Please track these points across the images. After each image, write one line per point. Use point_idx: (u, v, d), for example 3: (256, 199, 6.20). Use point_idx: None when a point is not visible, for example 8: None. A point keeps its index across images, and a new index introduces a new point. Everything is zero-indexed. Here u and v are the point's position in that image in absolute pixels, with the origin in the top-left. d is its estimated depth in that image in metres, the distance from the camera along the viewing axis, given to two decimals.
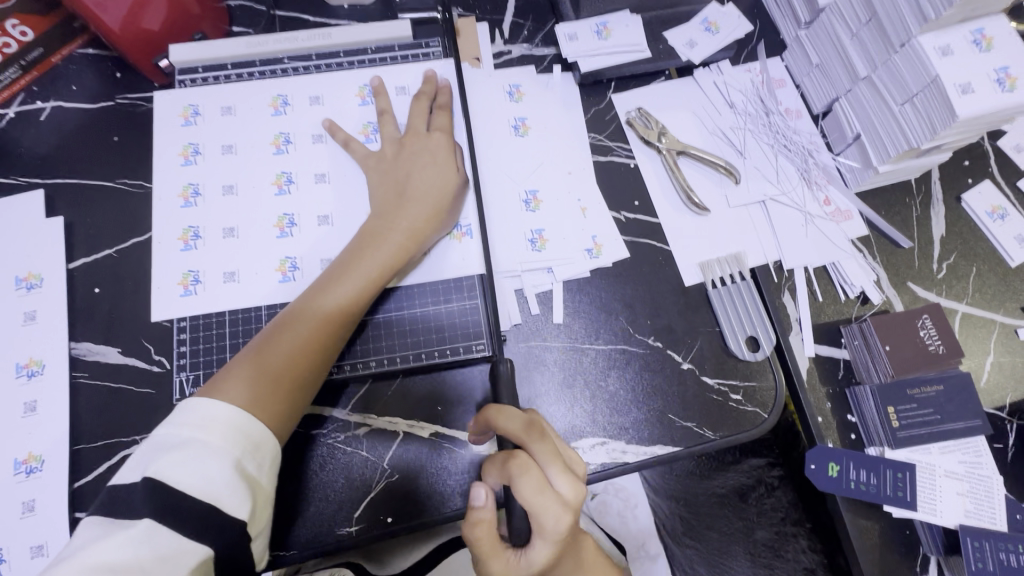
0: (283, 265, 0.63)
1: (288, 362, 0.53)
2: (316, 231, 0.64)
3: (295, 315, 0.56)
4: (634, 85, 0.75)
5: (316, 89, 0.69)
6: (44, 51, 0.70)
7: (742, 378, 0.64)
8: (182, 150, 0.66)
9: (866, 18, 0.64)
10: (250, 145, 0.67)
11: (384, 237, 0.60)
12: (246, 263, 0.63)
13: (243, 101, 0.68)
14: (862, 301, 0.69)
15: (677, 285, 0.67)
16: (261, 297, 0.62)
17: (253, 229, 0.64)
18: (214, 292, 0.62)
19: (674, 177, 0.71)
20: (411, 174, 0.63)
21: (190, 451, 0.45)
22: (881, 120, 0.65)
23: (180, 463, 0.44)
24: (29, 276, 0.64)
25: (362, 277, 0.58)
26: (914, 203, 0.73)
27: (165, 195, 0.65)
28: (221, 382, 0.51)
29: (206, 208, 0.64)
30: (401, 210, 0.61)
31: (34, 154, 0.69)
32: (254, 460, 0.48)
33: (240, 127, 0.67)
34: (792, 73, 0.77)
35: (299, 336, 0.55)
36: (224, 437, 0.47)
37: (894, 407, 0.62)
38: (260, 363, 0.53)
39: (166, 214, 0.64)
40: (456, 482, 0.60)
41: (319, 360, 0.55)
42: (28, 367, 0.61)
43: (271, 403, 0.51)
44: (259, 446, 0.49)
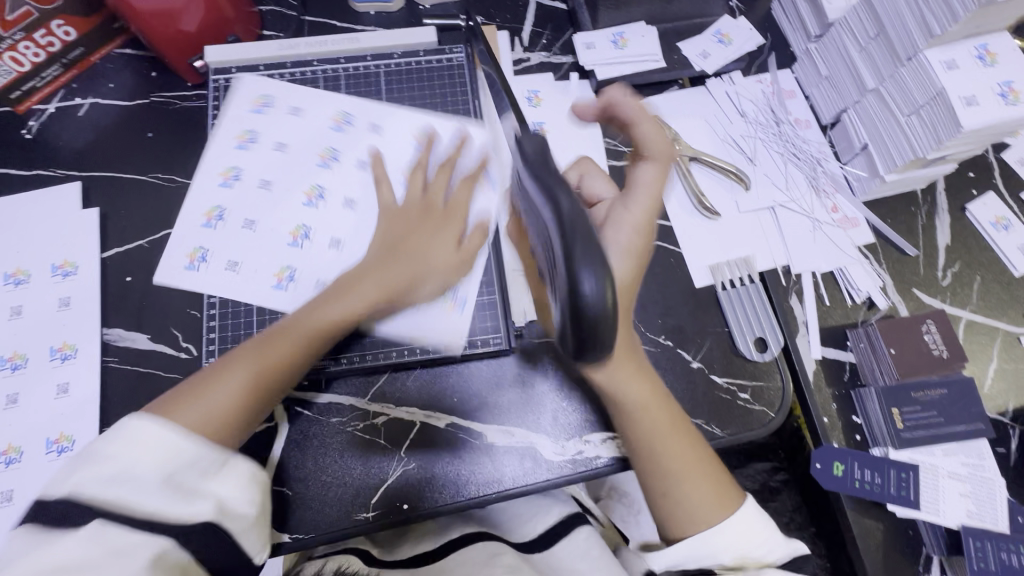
0: (281, 272, 0.64)
1: (241, 390, 0.51)
2: (319, 249, 0.65)
3: (273, 335, 0.54)
4: (649, 93, 0.78)
5: (369, 119, 0.71)
6: (84, 49, 0.73)
7: (751, 378, 0.66)
8: (236, 136, 0.69)
9: (874, 32, 0.66)
10: (303, 143, 0.69)
11: (358, 284, 0.56)
12: (252, 257, 0.65)
13: (313, 106, 0.71)
14: (868, 306, 0.70)
15: (688, 286, 0.70)
16: (265, 303, 0.63)
17: (269, 228, 0.65)
18: (214, 275, 0.64)
19: (686, 182, 0.73)
20: (409, 237, 0.60)
21: (116, 469, 0.41)
22: (888, 131, 0.68)
23: (115, 480, 0.41)
24: (65, 264, 0.66)
25: (330, 317, 0.55)
26: (919, 212, 0.75)
27: (206, 173, 0.67)
28: (221, 371, 0.52)
29: (238, 193, 0.67)
30: (387, 263, 0.58)
31: (72, 147, 0.72)
32: (195, 471, 0.43)
33: (294, 129, 0.70)
34: (802, 84, 0.79)
35: (261, 365, 0.53)
36: (150, 456, 0.42)
37: (898, 408, 0.64)
38: (226, 379, 0.51)
39: (203, 190, 0.67)
40: (469, 471, 0.62)
41: (269, 395, 0.53)
42: (62, 351, 0.63)
43: (213, 426, 0.49)
44: (198, 461, 0.44)
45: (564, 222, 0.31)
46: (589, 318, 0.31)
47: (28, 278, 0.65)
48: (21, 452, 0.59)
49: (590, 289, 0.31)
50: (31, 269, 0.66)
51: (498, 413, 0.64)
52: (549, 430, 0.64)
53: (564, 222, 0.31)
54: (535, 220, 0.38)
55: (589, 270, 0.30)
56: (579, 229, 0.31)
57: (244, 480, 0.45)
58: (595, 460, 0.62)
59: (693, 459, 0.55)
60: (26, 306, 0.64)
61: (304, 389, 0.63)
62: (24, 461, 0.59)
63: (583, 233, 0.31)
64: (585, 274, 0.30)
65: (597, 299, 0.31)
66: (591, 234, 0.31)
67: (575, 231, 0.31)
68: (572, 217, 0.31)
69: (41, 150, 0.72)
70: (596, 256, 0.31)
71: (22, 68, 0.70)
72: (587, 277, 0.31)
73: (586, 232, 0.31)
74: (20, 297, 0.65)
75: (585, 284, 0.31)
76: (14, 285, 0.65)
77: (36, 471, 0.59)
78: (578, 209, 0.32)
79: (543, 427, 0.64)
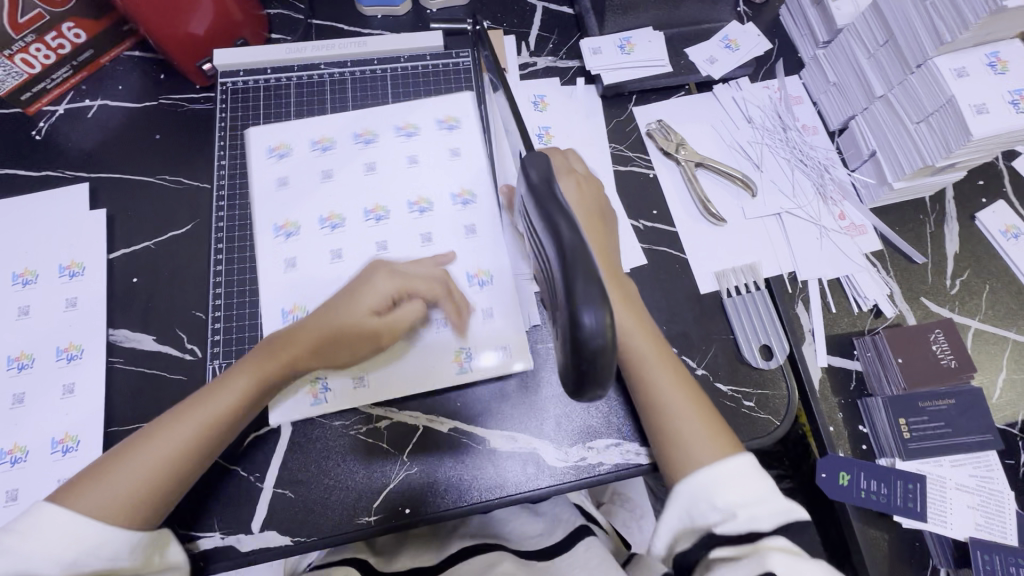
0: (287, 222, 0.67)
1: (152, 466, 0.52)
2: (320, 235, 0.66)
3: (184, 409, 0.55)
4: (655, 98, 0.78)
5: (472, 218, 0.68)
6: (94, 52, 0.74)
7: (755, 385, 0.65)
8: (363, 128, 0.71)
9: (883, 39, 0.66)
10: (454, 171, 0.70)
11: (269, 354, 0.57)
12: (288, 202, 0.67)
13: (470, 163, 0.70)
14: (875, 314, 0.70)
15: (692, 293, 0.69)
16: (256, 240, 0.66)
17: (308, 189, 0.68)
18: (261, 168, 0.69)
19: (692, 188, 0.73)
20: (337, 295, 0.59)
21: (15, 563, 0.47)
22: (896, 138, 0.67)
23: (15, 571, 0.47)
24: (71, 264, 0.67)
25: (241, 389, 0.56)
26: (928, 219, 0.74)
27: (323, 124, 0.71)
28: (228, 373, 0.57)
29: (303, 157, 0.69)
30: (306, 328, 0.57)
31: (81, 148, 0.73)
32: (101, 554, 0.49)
33: (465, 172, 0.70)
34: (810, 90, 0.79)
35: (173, 441, 0.53)
36: (46, 548, 0.48)
37: (906, 418, 0.63)
38: (140, 454, 0.52)
39: (308, 128, 0.70)
40: (472, 476, 0.62)
41: (183, 467, 0.53)
42: (67, 351, 0.64)
43: (122, 507, 0.50)
44: (103, 546, 0.49)
45: (565, 252, 0.30)
46: (590, 352, 0.29)
47: (36, 278, 0.66)
48: (27, 451, 0.60)
49: (591, 322, 0.29)
50: (38, 270, 0.66)
51: (502, 418, 0.64)
52: (552, 436, 0.63)
53: (565, 253, 0.30)
54: (536, 245, 0.37)
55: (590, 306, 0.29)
56: (580, 261, 0.29)
57: (135, 552, 0.51)
58: (598, 466, 0.62)
59: (699, 432, 0.55)
60: (33, 307, 0.65)
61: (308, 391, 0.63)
62: (30, 461, 0.59)
63: (584, 267, 0.29)
64: (586, 309, 0.29)
65: (597, 334, 0.29)
66: (591, 266, 0.29)
67: (578, 262, 0.29)
68: (573, 249, 0.30)
69: (50, 152, 0.72)
70: (598, 290, 0.29)
71: (33, 70, 0.70)
72: (587, 312, 0.29)
73: (586, 265, 0.29)
74: (28, 297, 0.65)
75: (586, 319, 0.29)
76: (22, 286, 0.65)
77: (40, 472, 0.59)
78: (579, 238, 0.30)
79: (546, 433, 0.63)
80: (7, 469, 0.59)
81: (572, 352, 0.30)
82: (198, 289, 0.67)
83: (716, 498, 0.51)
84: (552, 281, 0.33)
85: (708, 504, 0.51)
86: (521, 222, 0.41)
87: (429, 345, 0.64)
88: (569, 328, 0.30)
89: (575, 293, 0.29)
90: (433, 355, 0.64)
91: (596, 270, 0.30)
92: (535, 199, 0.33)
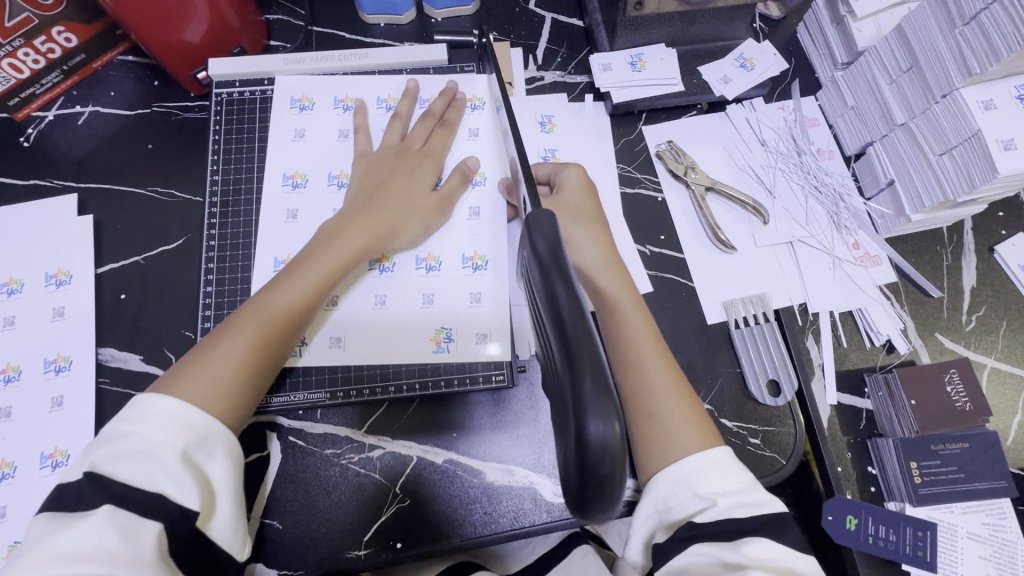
0: (297, 173, 0.66)
1: (243, 349, 0.51)
2: (326, 193, 0.66)
3: (266, 293, 0.54)
4: (665, 118, 0.75)
5: (477, 200, 0.67)
6: (85, 56, 0.71)
7: (762, 423, 0.63)
8: (386, 95, 0.70)
9: (906, 65, 0.63)
10: (470, 151, 0.69)
11: (345, 231, 0.58)
12: (303, 157, 0.67)
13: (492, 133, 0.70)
14: (887, 349, 0.67)
15: (699, 323, 0.67)
16: (263, 188, 0.66)
17: (320, 144, 0.68)
18: (282, 118, 0.68)
19: (702, 214, 0.70)
20: (391, 180, 0.62)
21: (131, 445, 0.44)
22: (916, 168, 0.65)
23: (126, 457, 0.44)
24: (58, 273, 0.64)
25: (325, 258, 0.57)
26: (944, 251, 0.71)
27: (354, 86, 0.70)
28: (225, 330, 0.52)
29: (315, 117, 0.69)
30: (372, 209, 0.60)
31: (71, 156, 0.70)
32: (205, 449, 0.46)
33: (480, 152, 0.69)
34: (826, 112, 0.76)
35: (260, 320, 0.52)
36: (165, 433, 0.45)
37: (916, 462, 0.60)
38: (231, 336, 0.51)
39: (338, 83, 0.70)
40: (466, 510, 0.59)
41: (273, 352, 0.53)
42: (56, 363, 0.61)
43: (221, 397, 0.48)
44: (207, 438, 0.46)
45: (568, 343, 0.24)
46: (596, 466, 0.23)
47: (22, 288, 0.63)
48: (14, 466, 0.57)
49: (598, 431, 0.23)
50: (24, 279, 0.64)
51: (499, 451, 0.62)
52: (551, 470, 0.61)
53: (569, 342, 0.24)
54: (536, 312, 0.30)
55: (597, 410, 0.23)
56: (585, 354, 0.24)
57: (235, 461, 0.48)
58: None
59: (675, 420, 0.52)
60: (19, 317, 0.62)
61: (298, 418, 0.61)
62: (18, 476, 0.57)
63: (591, 361, 0.24)
64: (593, 417, 0.23)
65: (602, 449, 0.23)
66: (597, 365, 0.24)
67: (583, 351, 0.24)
68: (573, 328, 0.24)
69: (39, 159, 0.70)
70: (605, 393, 0.24)
71: (21, 75, 0.67)
72: (593, 421, 0.23)
73: (593, 361, 0.24)
74: (13, 307, 0.63)
75: (590, 429, 0.23)
76: (7, 295, 0.63)
77: (27, 486, 0.57)
78: (585, 326, 0.24)
79: (544, 467, 0.61)
80: None
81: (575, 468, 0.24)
82: (188, 307, 0.65)
83: (697, 486, 0.49)
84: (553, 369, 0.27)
85: (689, 492, 0.49)
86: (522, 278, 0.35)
87: (409, 322, 0.62)
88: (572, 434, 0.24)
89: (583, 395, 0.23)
90: (410, 333, 0.62)
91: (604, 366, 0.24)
92: (537, 271, 0.27)
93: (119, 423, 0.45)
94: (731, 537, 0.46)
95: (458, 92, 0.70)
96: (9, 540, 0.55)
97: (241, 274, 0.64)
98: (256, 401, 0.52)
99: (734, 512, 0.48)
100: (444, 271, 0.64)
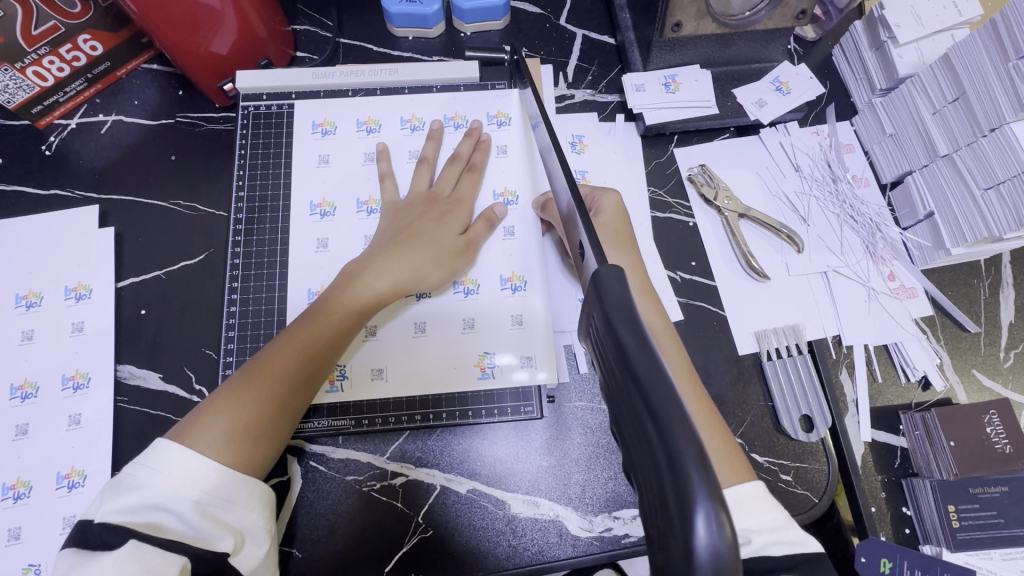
0: (324, 202, 0.65)
1: (256, 400, 0.50)
2: (355, 220, 0.64)
3: (285, 341, 0.54)
4: (698, 140, 0.74)
5: (512, 220, 0.65)
6: (110, 64, 0.70)
7: (794, 459, 0.61)
8: (410, 115, 0.69)
9: (952, 96, 0.62)
10: (500, 171, 0.67)
11: (368, 277, 0.57)
12: (331, 176, 0.66)
13: (521, 150, 0.68)
14: (923, 386, 0.66)
15: (731, 353, 0.65)
16: (290, 217, 0.64)
17: (348, 164, 0.66)
18: (303, 142, 0.67)
19: (735, 241, 0.68)
20: (418, 224, 0.61)
21: (147, 497, 0.43)
22: (958, 202, 0.63)
23: (143, 508, 0.43)
24: (78, 287, 0.63)
25: (343, 307, 0.55)
26: (982, 285, 0.70)
27: (381, 104, 0.69)
28: (244, 378, 0.51)
29: (341, 139, 0.67)
30: (396, 253, 0.58)
31: (92, 166, 0.69)
32: (222, 497, 0.45)
33: (510, 171, 0.67)
34: (862, 138, 0.74)
35: (275, 370, 0.52)
36: (180, 483, 0.44)
37: (954, 506, 0.59)
38: (247, 386, 0.51)
39: (366, 99, 0.69)
40: (489, 542, 0.58)
41: (288, 402, 0.52)
42: (73, 380, 0.60)
43: (233, 450, 0.48)
44: (221, 486, 0.45)
45: (659, 424, 0.22)
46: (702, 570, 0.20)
47: (41, 301, 0.62)
48: (30, 486, 0.56)
49: (704, 530, 0.20)
50: (43, 292, 0.63)
51: (524, 481, 0.60)
52: (578, 502, 0.59)
53: (659, 423, 0.22)
54: (604, 382, 0.29)
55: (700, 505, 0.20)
56: (682, 436, 0.21)
57: (256, 502, 0.47)
58: (623, 539, 0.58)
59: (717, 453, 0.50)
60: (37, 332, 0.61)
61: (321, 443, 0.60)
62: (34, 497, 0.56)
63: (689, 445, 0.21)
64: (700, 515, 0.20)
65: (713, 558, 0.20)
66: (699, 448, 0.21)
67: (676, 431, 0.21)
68: (665, 409, 0.22)
69: (60, 168, 0.69)
70: (709, 483, 0.21)
71: (45, 83, 0.66)
72: (700, 521, 0.20)
73: (692, 443, 0.21)
74: (31, 321, 0.61)
75: (697, 531, 0.20)
76: (26, 309, 0.62)
77: (43, 508, 0.56)
78: (675, 400, 0.22)
79: (570, 499, 0.59)
80: (9, 506, 0.55)
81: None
82: (209, 325, 0.63)
83: None
84: (632, 451, 0.25)
85: None
86: (581, 341, 0.34)
87: (445, 346, 0.61)
88: (669, 536, 0.22)
89: (686, 488, 0.21)
90: (450, 357, 0.61)
91: (703, 449, 0.22)
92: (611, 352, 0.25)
93: (135, 470, 0.44)
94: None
95: (483, 132, 0.68)
96: (24, 563, 0.54)
97: (265, 295, 0.62)
98: (273, 450, 0.51)
99: (768, 550, 0.45)
100: (483, 293, 0.63)
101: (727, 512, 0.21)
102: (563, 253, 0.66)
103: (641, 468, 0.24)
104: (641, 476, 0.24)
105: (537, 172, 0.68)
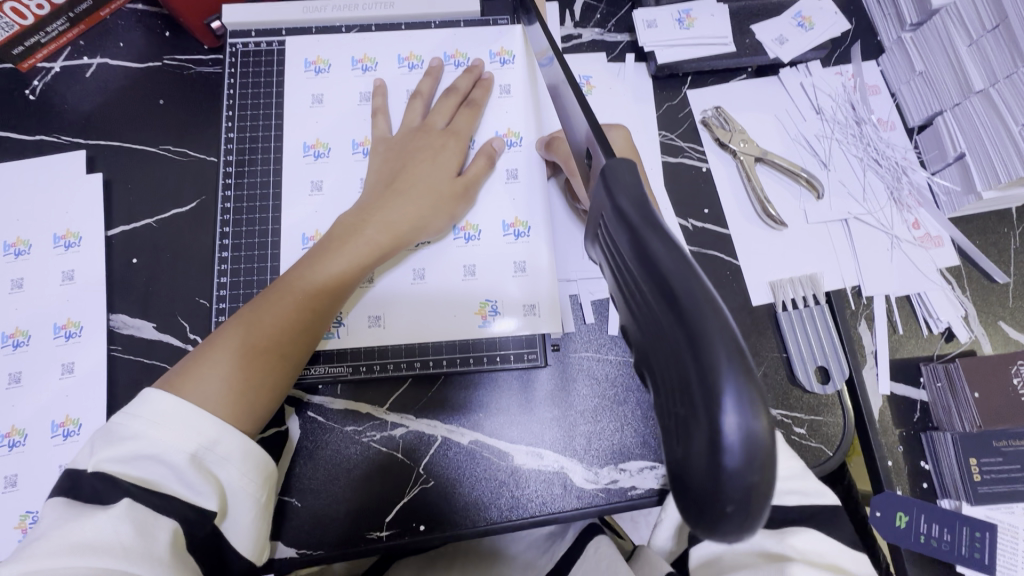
0: (318, 142, 0.62)
1: (254, 348, 0.48)
2: (351, 162, 0.61)
3: (281, 286, 0.52)
4: (713, 81, 0.69)
5: (512, 162, 0.62)
6: (94, 4, 0.65)
7: (808, 411, 0.59)
8: (408, 52, 0.65)
9: (991, 24, 0.58)
10: (502, 111, 0.64)
11: (367, 223, 0.54)
12: (324, 117, 0.63)
13: (524, 86, 0.64)
14: (946, 338, 0.63)
15: (745, 303, 0.62)
16: (284, 159, 0.61)
17: (341, 104, 0.63)
18: (295, 82, 0.64)
19: (750, 186, 0.65)
20: (416, 167, 0.58)
21: (142, 448, 0.41)
22: (992, 140, 0.59)
23: (138, 459, 0.41)
24: (67, 235, 0.61)
25: (341, 255, 0.53)
26: (1012, 234, 0.66)
27: (377, 42, 0.65)
28: (239, 325, 0.49)
29: (334, 78, 0.64)
30: (396, 199, 0.56)
31: (79, 111, 0.66)
32: (218, 450, 0.43)
33: (514, 112, 0.64)
34: (888, 79, 0.70)
35: (273, 318, 0.50)
36: (175, 435, 0.42)
37: (976, 459, 0.57)
38: (244, 334, 0.49)
39: (359, 35, 0.65)
40: (492, 494, 0.56)
41: (288, 351, 0.50)
42: (66, 329, 0.59)
43: (233, 396, 0.46)
44: (220, 440, 0.43)
45: (683, 309, 0.20)
46: (735, 458, 0.19)
47: (29, 249, 0.60)
48: (25, 434, 0.55)
49: (736, 419, 0.19)
50: (32, 239, 0.61)
51: (527, 433, 0.58)
52: (584, 455, 0.57)
53: (683, 308, 0.20)
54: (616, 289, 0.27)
55: (732, 392, 0.19)
56: (711, 321, 0.20)
57: (252, 464, 0.45)
58: (630, 491, 0.56)
59: None
60: (27, 280, 0.59)
61: (319, 393, 0.58)
62: (29, 445, 0.55)
63: (722, 333, 0.20)
64: (731, 401, 0.19)
65: (746, 447, 0.19)
66: (727, 330, 0.20)
67: (707, 318, 0.20)
68: (692, 297, 0.20)
69: (45, 113, 0.66)
70: (744, 369, 0.19)
71: (26, 22, 0.62)
72: (730, 407, 0.19)
73: (725, 331, 0.20)
74: (21, 270, 0.60)
75: (727, 416, 0.19)
76: (15, 257, 0.60)
77: (38, 456, 0.55)
78: (704, 287, 0.20)
79: (575, 452, 0.57)
80: (5, 454, 0.55)
81: (701, 473, 0.20)
82: (202, 273, 0.61)
83: None
84: (650, 348, 0.23)
85: None
86: (590, 251, 0.32)
87: (448, 296, 0.59)
88: (694, 429, 0.20)
89: (714, 372, 0.19)
90: (453, 307, 0.59)
91: (732, 333, 0.20)
92: (632, 252, 0.23)
93: (127, 420, 0.42)
94: (780, 526, 0.42)
95: (485, 71, 0.65)
96: (21, 510, 0.53)
97: (258, 241, 0.60)
98: (274, 398, 0.49)
99: (780, 499, 0.43)
100: (484, 239, 0.60)
101: (762, 398, 0.20)
102: (569, 198, 0.63)
103: (659, 364, 0.22)
104: (660, 374, 0.23)
105: (543, 113, 0.64)
